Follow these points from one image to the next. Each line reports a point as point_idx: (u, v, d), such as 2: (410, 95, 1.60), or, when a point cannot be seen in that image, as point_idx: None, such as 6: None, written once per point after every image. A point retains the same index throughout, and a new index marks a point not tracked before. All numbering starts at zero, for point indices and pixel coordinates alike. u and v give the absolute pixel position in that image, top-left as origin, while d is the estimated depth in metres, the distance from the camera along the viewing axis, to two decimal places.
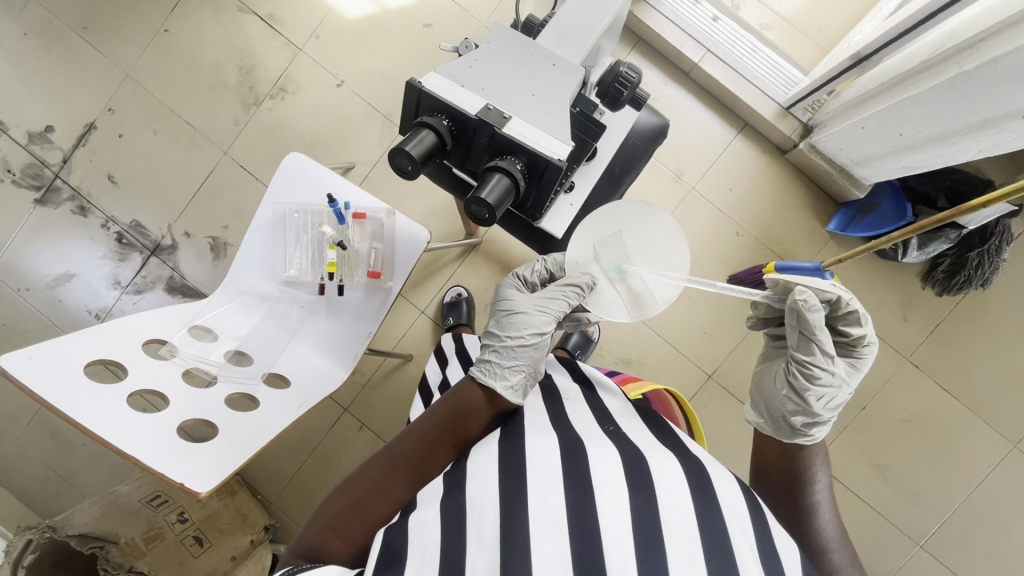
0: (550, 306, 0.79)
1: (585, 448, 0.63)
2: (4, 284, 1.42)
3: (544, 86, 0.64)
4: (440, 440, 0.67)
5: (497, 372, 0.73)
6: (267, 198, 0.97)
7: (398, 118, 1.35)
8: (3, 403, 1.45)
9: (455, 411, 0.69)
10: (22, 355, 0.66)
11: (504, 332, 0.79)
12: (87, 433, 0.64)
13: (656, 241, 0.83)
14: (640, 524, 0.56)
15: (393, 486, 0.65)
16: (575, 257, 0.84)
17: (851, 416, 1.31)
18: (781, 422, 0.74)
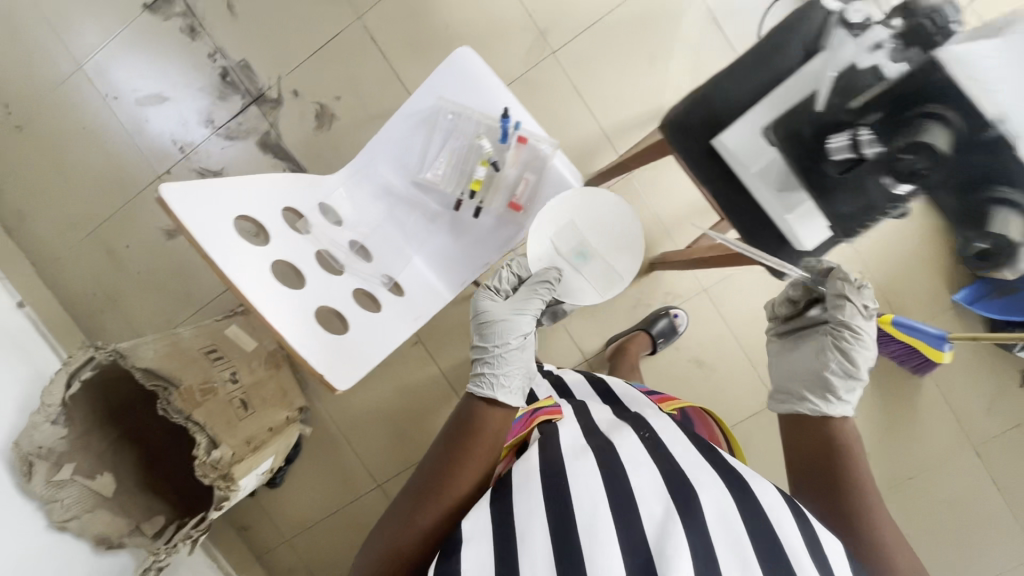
0: (526, 307, 0.84)
1: (629, 477, 0.59)
2: (94, 86, 1.35)
3: None
4: (456, 457, 0.64)
5: (493, 381, 0.74)
6: (426, 87, 0.86)
7: (555, 38, 1.22)
8: (66, 205, 1.40)
9: (460, 423, 0.69)
10: (182, 191, 0.60)
11: (489, 342, 0.81)
12: (242, 296, 0.61)
13: (612, 229, 0.92)
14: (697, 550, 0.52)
15: (419, 515, 0.60)
16: (538, 253, 0.91)
17: (897, 483, 1.29)
18: (820, 393, 0.76)
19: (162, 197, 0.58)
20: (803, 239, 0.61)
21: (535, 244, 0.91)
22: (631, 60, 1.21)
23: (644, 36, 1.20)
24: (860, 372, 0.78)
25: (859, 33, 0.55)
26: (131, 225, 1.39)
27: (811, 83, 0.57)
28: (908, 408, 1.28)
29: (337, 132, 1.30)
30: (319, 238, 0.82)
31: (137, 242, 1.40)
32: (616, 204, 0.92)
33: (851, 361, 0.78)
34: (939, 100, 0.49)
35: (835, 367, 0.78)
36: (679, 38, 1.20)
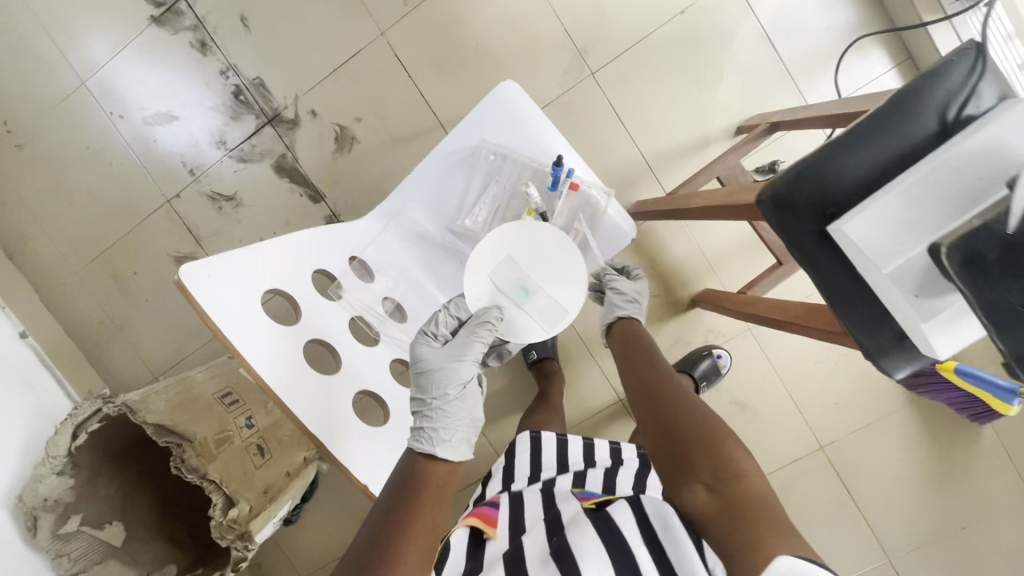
0: (466, 351, 0.69)
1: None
2: (98, 102, 1.26)
3: None
4: (404, 518, 0.52)
5: (433, 438, 0.62)
6: (466, 126, 0.77)
7: (595, 58, 1.13)
8: (71, 229, 1.32)
9: (402, 481, 0.57)
10: (204, 274, 0.53)
11: (425, 396, 0.67)
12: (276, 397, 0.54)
13: (557, 258, 0.75)
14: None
15: None
16: (474, 294, 0.74)
17: (949, 534, 1.21)
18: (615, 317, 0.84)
19: (181, 281, 0.50)
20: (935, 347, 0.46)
21: (470, 283, 0.75)
22: (677, 83, 1.12)
23: (691, 56, 1.11)
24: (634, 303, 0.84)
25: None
26: (139, 251, 1.31)
27: (993, 189, 0.43)
28: (964, 456, 1.20)
29: (359, 157, 1.21)
30: (352, 305, 0.74)
31: (144, 268, 1.32)
32: (551, 231, 0.75)
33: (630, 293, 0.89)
34: None
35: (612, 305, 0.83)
36: (729, 59, 1.10)
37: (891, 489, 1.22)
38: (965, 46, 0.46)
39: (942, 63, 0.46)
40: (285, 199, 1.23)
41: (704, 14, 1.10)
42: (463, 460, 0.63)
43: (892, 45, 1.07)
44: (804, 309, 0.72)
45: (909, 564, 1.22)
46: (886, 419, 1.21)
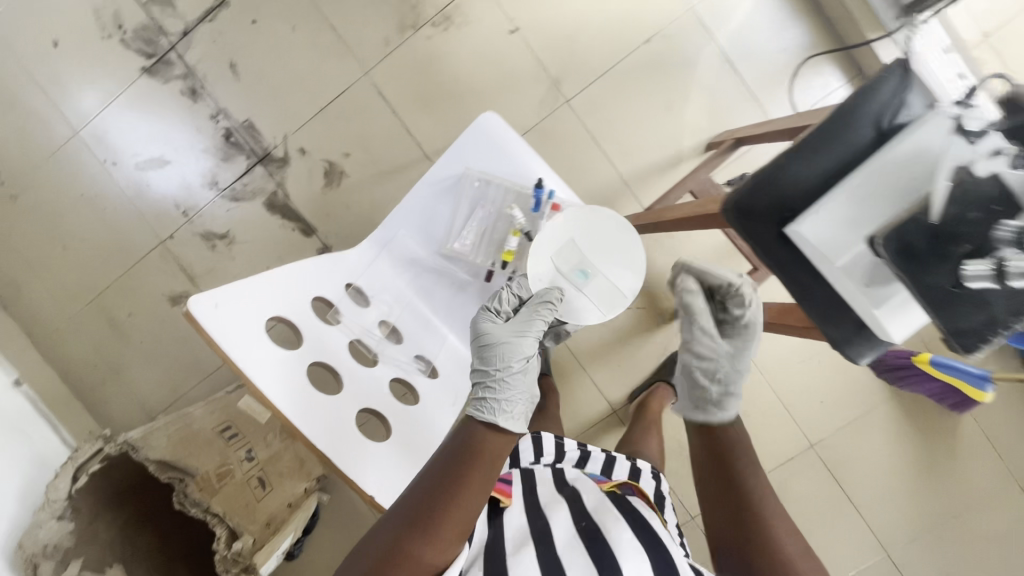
0: (529, 328, 0.74)
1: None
2: (92, 151, 1.30)
3: None
4: (454, 487, 0.55)
5: (496, 405, 0.65)
6: (452, 155, 0.82)
7: (570, 87, 1.20)
8: (65, 274, 1.34)
9: (460, 446, 0.59)
10: (209, 303, 0.56)
11: (490, 366, 0.72)
12: (281, 417, 0.58)
13: (615, 248, 0.82)
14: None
15: (417, 550, 0.52)
16: (537, 275, 0.81)
17: (939, 522, 1.25)
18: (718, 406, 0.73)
19: (189, 314, 0.54)
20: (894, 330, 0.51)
21: (534, 264, 0.81)
22: (647, 106, 1.19)
23: (659, 81, 1.18)
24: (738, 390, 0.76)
25: (977, 141, 0.47)
26: (135, 293, 1.33)
27: (918, 185, 0.48)
28: (947, 446, 1.24)
29: (349, 190, 1.26)
30: (350, 329, 0.76)
31: (139, 309, 1.33)
32: (613, 222, 0.82)
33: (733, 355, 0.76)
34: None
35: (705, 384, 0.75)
36: (694, 81, 1.18)
37: (881, 482, 1.26)
38: (892, 64, 0.53)
39: (875, 79, 0.52)
40: (277, 235, 1.27)
41: (668, 42, 1.18)
42: (519, 435, 0.65)
43: (842, 62, 1.16)
44: (778, 308, 0.78)
45: (904, 554, 1.25)
46: (871, 414, 1.25)
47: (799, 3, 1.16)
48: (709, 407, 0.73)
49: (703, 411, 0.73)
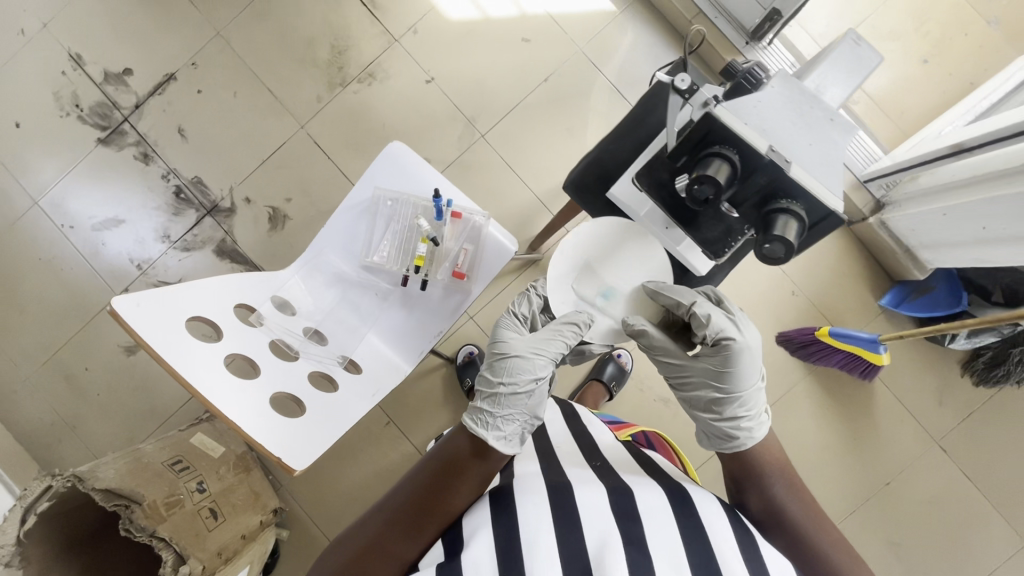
0: (546, 349, 0.79)
1: (577, 494, 0.65)
2: (50, 217, 1.40)
3: (818, 140, 0.58)
4: (433, 490, 0.65)
5: (490, 422, 0.71)
6: (366, 179, 0.95)
7: (483, 124, 1.36)
8: (23, 336, 1.39)
9: (441, 456, 0.68)
10: (132, 301, 0.65)
11: (499, 379, 0.77)
12: (195, 395, 0.65)
13: (636, 262, 0.84)
14: (635, 549, 0.59)
15: (394, 539, 0.64)
16: (561, 301, 0.84)
17: (874, 491, 1.31)
18: (732, 430, 0.76)
19: (114, 309, 0.62)
20: (700, 267, 0.82)
21: (556, 289, 0.85)
22: (552, 134, 1.35)
23: (560, 113, 1.35)
24: (751, 403, 0.77)
25: (690, 95, 0.67)
26: (91, 348, 1.39)
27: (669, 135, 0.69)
28: (868, 415, 1.33)
29: (291, 232, 1.38)
30: (272, 329, 0.86)
31: (95, 363, 1.39)
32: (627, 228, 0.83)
33: (722, 374, 0.78)
34: (725, 142, 0.56)
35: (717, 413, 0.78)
36: (591, 109, 1.35)
37: (815, 459, 1.32)
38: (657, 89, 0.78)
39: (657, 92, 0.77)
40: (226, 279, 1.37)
41: (563, 79, 1.36)
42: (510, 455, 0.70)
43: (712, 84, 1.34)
44: None
45: (848, 527, 1.30)
46: (795, 392, 1.34)
47: (670, 38, 1.36)
48: (734, 438, 0.75)
49: (721, 441, 0.77)
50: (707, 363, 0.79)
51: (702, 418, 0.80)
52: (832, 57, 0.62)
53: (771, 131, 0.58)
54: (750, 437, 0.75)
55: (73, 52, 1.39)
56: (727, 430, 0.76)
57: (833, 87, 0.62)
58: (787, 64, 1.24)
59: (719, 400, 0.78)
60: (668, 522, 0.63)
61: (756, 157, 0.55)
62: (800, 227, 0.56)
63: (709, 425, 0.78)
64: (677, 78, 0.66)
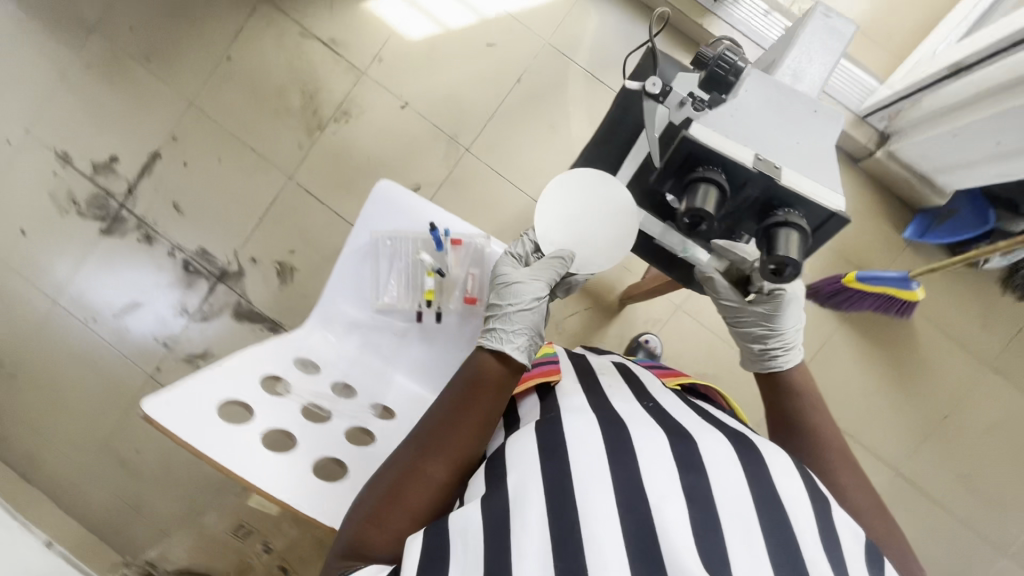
0: (543, 274, 0.79)
1: (633, 442, 0.58)
2: (72, 314, 1.44)
3: (797, 144, 0.60)
4: (460, 409, 0.66)
5: (503, 335, 0.73)
6: (362, 224, 0.94)
7: (465, 138, 1.35)
8: (71, 430, 1.44)
9: (465, 380, 0.69)
10: (162, 399, 0.68)
11: (504, 302, 0.79)
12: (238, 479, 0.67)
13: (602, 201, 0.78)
14: (697, 504, 0.54)
15: (428, 464, 0.63)
16: (544, 238, 0.83)
17: (934, 425, 1.28)
18: (769, 358, 0.81)
19: (145, 413, 0.65)
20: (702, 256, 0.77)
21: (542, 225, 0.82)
22: (535, 133, 1.34)
23: (540, 111, 1.34)
24: (794, 337, 0.81)
25: (665, 99, 0.63)
26: (138, 430, 1.43)
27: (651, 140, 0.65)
28: (912, 349, 1.29)
29: (300, 282, 1.39)
30: (300, 394, 0.85)
31: (146, 443, 1.43)
32: (591, 176, 0.78)
33: (772, 315, 0.80)
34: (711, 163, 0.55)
35: (760, 343, 0.82)
36: (570, 101, 1.33)
37: (869, 404, 1.29)
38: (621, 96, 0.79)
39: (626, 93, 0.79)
40: (249, 340, 1.39)
41: (535, 77, 1.33)
42: (523, 364, 0.70)
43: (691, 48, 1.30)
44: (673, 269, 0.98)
45: (912, 466, 1.27)
46: (835, 340, 1.30)
47: (636, 11, 1.32)
48: (774, 365, 0.81)
49: (756, 362, 0.83)
50: (762, 303, 0.80)
51: (741, 344, 0.85)
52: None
53: (757, 137, 0.57)
54: (784, 367, 0.81)
55: (59, 151, 1.42)
56: (768, 358, 0.81)
57: None
58: (761, 12, 1.21)
59: (764, 335, 0.81)
60: (735, 474, 0.57)
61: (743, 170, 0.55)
62: (801, 236, 0.54)
63: (749, 351, 0.84)
64: (647, 84, 0.61)
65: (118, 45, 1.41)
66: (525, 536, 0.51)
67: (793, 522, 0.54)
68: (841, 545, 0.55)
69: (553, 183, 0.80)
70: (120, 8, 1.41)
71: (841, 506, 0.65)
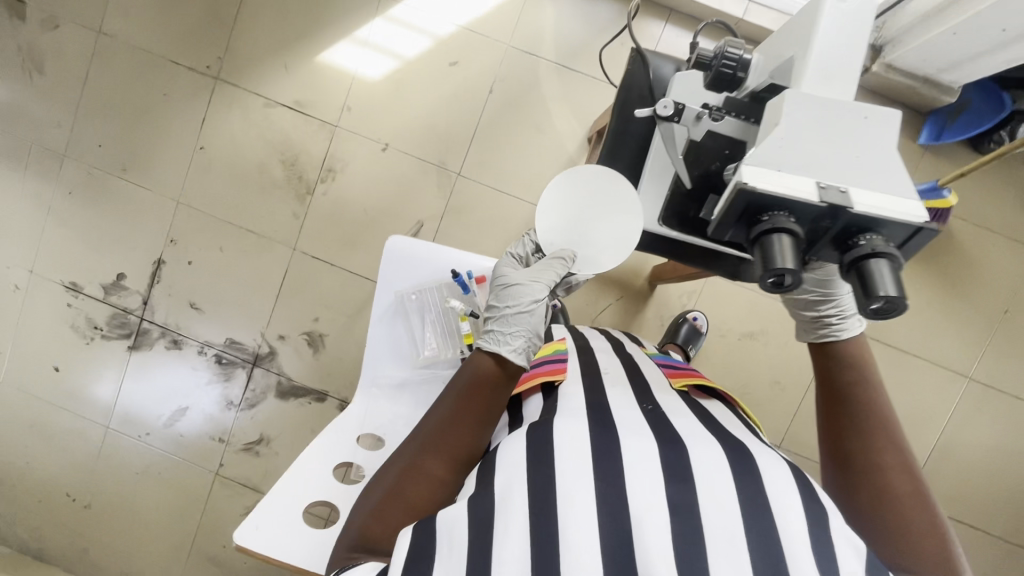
0: (543, 275, 0.75)
1: (621, 448, 0.56)
2: (125, 433, 1.45)
3: (869, 147, 0.47)
4: (457, 407, 0.64)
5: (500, 336, 0.68)
6: (383, 286, 0.93)
7: (454, 162, 1.32)
8: (154, 543, 1.45)
9: (463, 377, 0.66)
10: (251, 525, 0.72)
11: (502, 305, 0.74)
12: None
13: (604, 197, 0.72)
14: (681, 515, 0.51)
15: (427, 460, 0.61)
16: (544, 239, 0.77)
17: (995, 322, 1.25)
18: (822, 328, 0.71)
19: (240, 547, 0.70)
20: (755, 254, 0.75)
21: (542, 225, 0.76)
22: (521, 139, 1.31)
23: (521, 115, 1.31)
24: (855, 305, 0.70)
25: (680, 116, 0.64)
26: (217, 528, 1.43)
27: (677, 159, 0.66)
28: (956, 253, 1.25)
29: (333, 346, 1.39)
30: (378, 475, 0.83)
31: (230, 538, 1.43)
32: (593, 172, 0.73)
33: (824, 281, 0.70)
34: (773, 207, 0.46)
35: (816, 312, 0.71)
36: (548, 98, 1.30)
37: (925, 318, 1.25)
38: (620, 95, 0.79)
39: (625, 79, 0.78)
40: (300, 414, 1.40)
41: (507, 83, 1.30)
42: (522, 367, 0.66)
43: (656, 12, 1.26)
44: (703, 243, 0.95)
45: (983, 369, 1.25)
46: None
47: None
48: (833, 335, 0.70)
49: (807, 333, 0.73)
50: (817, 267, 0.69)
51: (793, 312, 0.74)
52: (826, 29, 0.51)
53: (813, 161, 0.47)
54: (840, 339, 0.70)
55: (68, 282, 1.43)
56: (827, 327, 0.71)
57: (840, 79, 0.50)
58: None
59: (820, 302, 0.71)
60: (724, 480, 0.54)
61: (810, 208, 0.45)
62: (895, 265, 0.45)
63: (802, 320, 0.73)
64: (658, 107, 0.63)
65: (93, 163, 1.40)
66: (505, 539, 0.50)
67: (775, 509, 0.52)
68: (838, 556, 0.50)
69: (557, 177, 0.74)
70: (84, 126, 1.40)
71: (869, 488, 0.60)
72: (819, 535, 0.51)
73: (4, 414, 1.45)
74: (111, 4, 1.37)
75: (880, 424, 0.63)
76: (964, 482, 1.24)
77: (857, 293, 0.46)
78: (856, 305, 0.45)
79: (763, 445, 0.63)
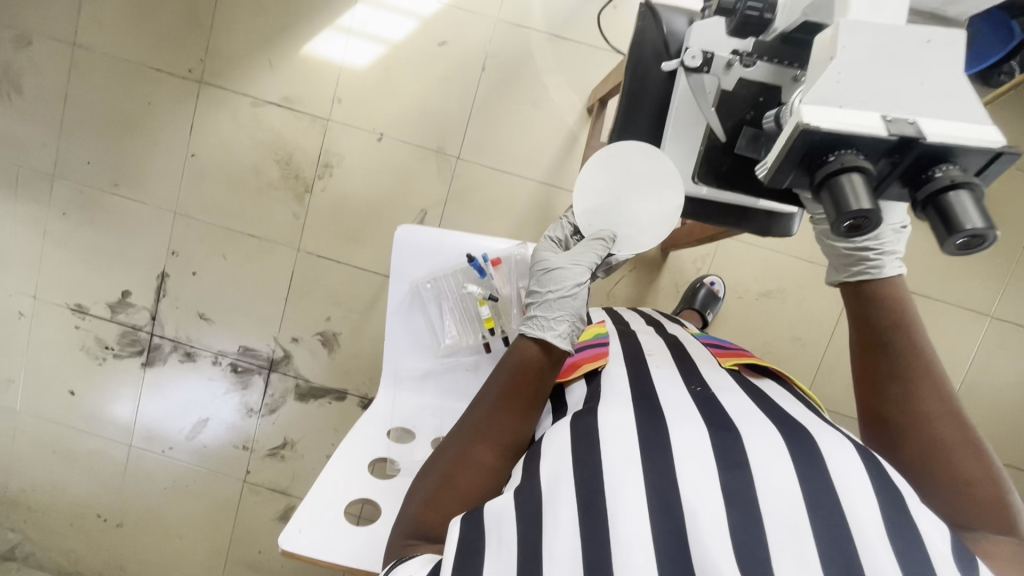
0: (584, 258, 0.75)
1: (670, 435, 0.55)
2: (149, 450, 1.44)
3: (931, 72, 0.44)
4: (504, 396, 0.65)
5: (545, 320, 0.69)
6: (397, 278, 0.91)
7: (452, 146, 1.29)
8: (190, 555, 1.45)
9: (508, 365, 0.67)
10: (294, 530, 0.71)
11: (544, 289, 0.74)
12: None
13: (645, 176, 0.72)
14: (737, 505, 0.50)
15: (478, 447, 0.63)
16: (585, 215, 0.78)
17: (1014, 259, 1.23)
18: (857, 265, 0.68)
19: (286, 552, 0.69)
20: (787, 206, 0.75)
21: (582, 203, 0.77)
22: (519, 115, 1.28)
23: (516, 92, 1.27)
24: (895, 246, 0.67)
25: (709, 67, 0.66)
26: (251, 535, 1.43)
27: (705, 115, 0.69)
28: None
29: (348, 344, 1.38)
30: (411, 468, 0.82)
31: (266, 542, 1.43)
32: (635, 149, 0.72)
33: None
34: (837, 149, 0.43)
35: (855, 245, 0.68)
36: (543, 71, 1.26)
37: (944, 260, 1.24)
38: (633, 48, 0.76)
39: (638, 31, 0.76)
40: (322, 415, 1.39)
41: (500, 59, 1.26)
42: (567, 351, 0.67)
43: None
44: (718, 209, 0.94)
45: (1006, 308, 1.24)
46: None
47: None
48: (871, 269, 0.67)
49: (841, 271, 0.70)
50: None
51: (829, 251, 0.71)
52: None
53: (874, 92, 0.44)
54: (878, 277, 0.66)
55: (73, 304, 1.41)
56: (865, 262, 0.67)
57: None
58: None
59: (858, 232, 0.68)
60: (784, 467, 0.52)
61: (877, 141, 0.43)
62: (976, 195, 0.42)
63: (838, 256, 0.70)
64: (686, 57, 0.66)
65: (85, 181, 1.37)
66: (553, 534, 0.50)
67: (837, 486, 0.51)
68: (917, 519, 0.50)
69: (597, 154, 0.73)
70: (70, 143, 1.36)
71: (924, 446, 0.59)
72: (891, 508, 0.50)
73: (25, 441, 1.45)
74: (82, 14, 1.32)
75: (927, 375, 0.61)
76: (993, 422, 1.24)
77: (935, 229, 0.42)
78: (939, 243, 0.42)
79: (823, 424, 0.61)
